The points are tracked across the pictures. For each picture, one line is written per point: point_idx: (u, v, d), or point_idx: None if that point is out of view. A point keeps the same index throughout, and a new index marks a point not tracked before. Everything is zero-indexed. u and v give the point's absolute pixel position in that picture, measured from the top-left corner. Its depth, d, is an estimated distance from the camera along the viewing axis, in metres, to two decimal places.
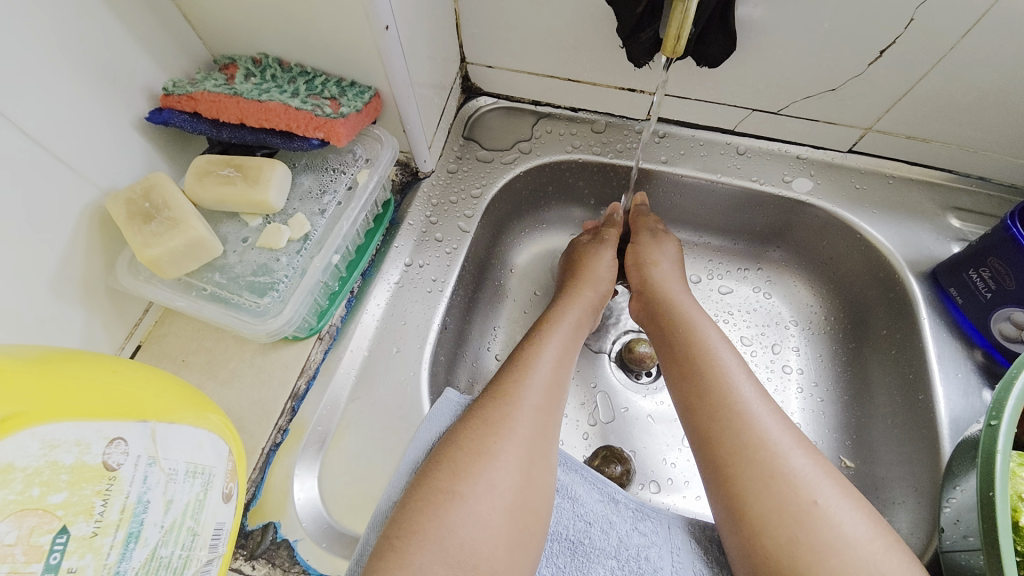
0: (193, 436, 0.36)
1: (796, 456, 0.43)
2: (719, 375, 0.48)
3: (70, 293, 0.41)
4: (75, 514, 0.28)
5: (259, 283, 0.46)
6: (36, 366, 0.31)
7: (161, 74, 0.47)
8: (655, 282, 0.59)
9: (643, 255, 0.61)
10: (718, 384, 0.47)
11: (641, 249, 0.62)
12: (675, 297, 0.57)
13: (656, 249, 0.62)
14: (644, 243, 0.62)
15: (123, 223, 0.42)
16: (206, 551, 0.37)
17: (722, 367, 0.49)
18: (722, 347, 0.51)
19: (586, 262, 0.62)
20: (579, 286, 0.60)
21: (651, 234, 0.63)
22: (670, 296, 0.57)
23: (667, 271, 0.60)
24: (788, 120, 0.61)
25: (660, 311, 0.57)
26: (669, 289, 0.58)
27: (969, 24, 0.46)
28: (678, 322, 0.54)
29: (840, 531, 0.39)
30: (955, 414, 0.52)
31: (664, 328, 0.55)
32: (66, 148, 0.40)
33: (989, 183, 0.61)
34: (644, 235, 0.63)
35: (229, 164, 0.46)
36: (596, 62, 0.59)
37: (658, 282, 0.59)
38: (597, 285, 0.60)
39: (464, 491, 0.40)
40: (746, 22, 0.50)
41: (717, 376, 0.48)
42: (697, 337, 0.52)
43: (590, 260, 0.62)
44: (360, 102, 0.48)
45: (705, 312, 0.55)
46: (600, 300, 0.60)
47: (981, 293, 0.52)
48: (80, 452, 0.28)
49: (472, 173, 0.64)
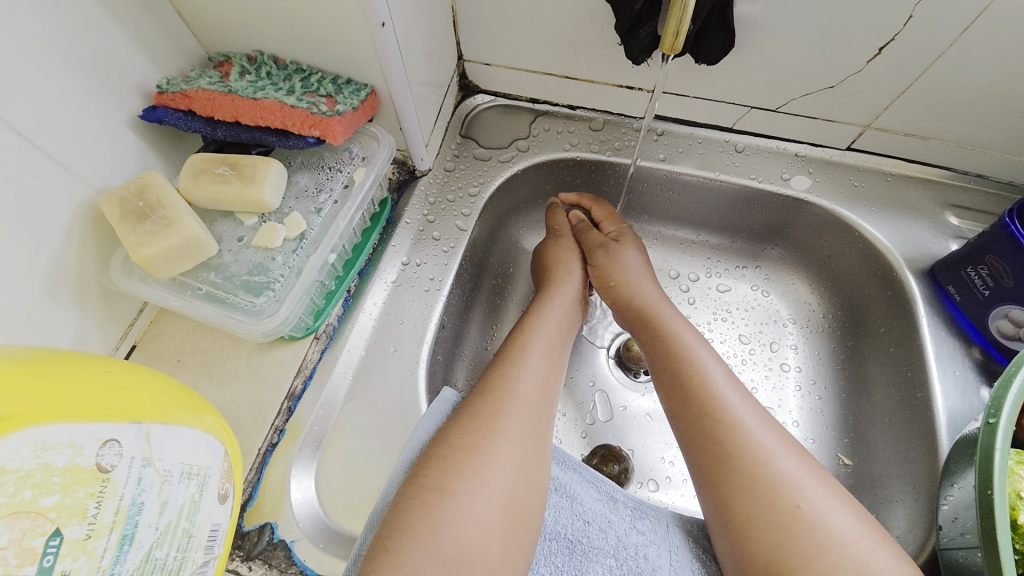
0: (189, 437, 0.36)
1: (783, 458, 0.43)
2: (702, 380, 0.48)
3: (64, 293, 0.41)
4: (69, 516, 0.27)
5: (255, 282, 0.45)
6: (29, 367, 0.30)
7: (155, 71, 0.46)
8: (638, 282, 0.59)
9: (606, 276, 0.60)
10: (701, 389, 0.47)
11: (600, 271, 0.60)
12: (655, 302, 0.56)
13: (617, 267, 0.60)
14: (602, 263, 0.60)
15: (117, 222, 0.41)
16: (201, 553, 0.36)
17: (707, 371, 0.49)
18: (707, 350, 0.51)
19: (560, 265, 0.61)
20: (563, 282, 0.60)
21: (605, 250, 0.61)
22: (652, 300, 0.57)
23: (635, 284, 0.58)
24: (786, 118, 0.61)
25: (643, 315, 0.56)
26: (650, 293, 0.57)
27: (968, 20, 0.45)
28: (660, 327, 0.54)
29: (827, 532, 0.39)
30: (952, 413, 0.52)
31: (647, 333, 0.55)
32: (58, 146, 0.39)
33: (987, 181, 0.61)
34: (598, 255, 0.61)
35: (223, 163, 0.46)
36: (594, 59, 0.58)
37: (633, 287, 0.58)
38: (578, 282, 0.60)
39: (456, 488, 0.40)
40: (744, 19, 0.50)
41: (700, 381, 0.48)
42: (679, 342, 0.52)
43: (563, 261, 0.61)
44: (357, 100, 0.48)
45: (685, 319, 0.55)
46: (579, 291, 0.60)
47: (979, 290, 0.52)
48: (72, 454, 0.28)
49: (469, 171, 0.64)
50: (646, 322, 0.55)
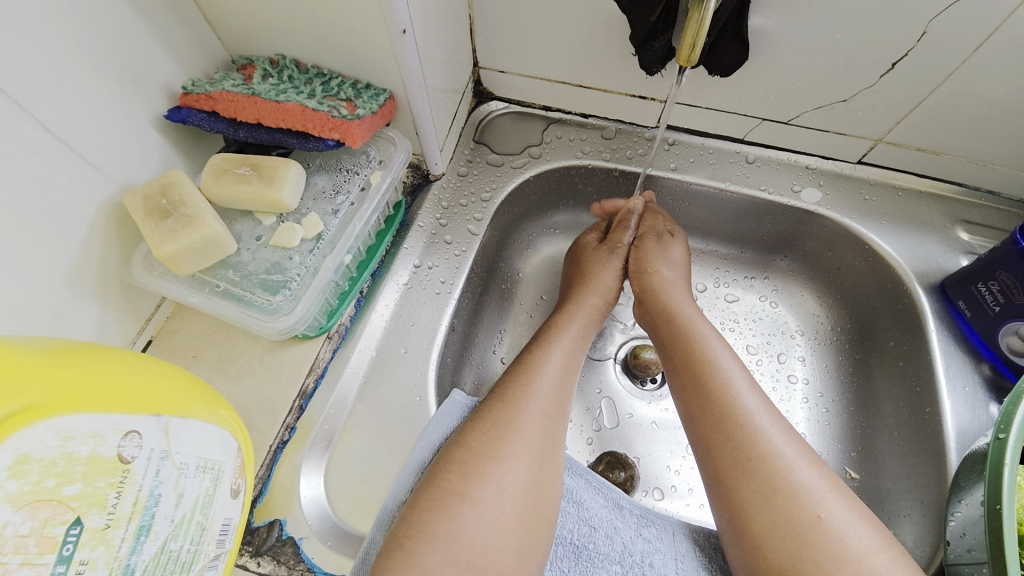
0: (204, 431, 0.37)
1: (802, 468, 0.43)
2: (721, 387, 0.48)
3: (86, 288, 0.42)
4: (89, 506, 0.28)
5: (272, 281, 0.46)
6: (53, 357, 0.31)
7: (180, 73, 0.47)
8: (655, 291, 0.59)
9: (645, 262, 0.60)
10: (721, 394, 0.47)
11: (644, 256, 0.61)
12: (677, 305, 0.57)
13: (662, 256, 0.60)
14: (649, 248, 0.61)
15: (140, 219, 0.42)
16: (213, 547, 0.37)
17: (726, 377, 0.48)
18: (728, 354, 0.51)
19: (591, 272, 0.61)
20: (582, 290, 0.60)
21: (657, 238, 0.61)
22: (674, 303, 0.57)
23: (671, 283, 0.59)
24: (798, 130, 0.61)
25: (663, 318, 0.56)
26: (671, 298, 0.57)
27: (982, 37, 0.46)
28: (678, 334, 0.54)
29: (845, 544, 0.39)
30: (962, 429, 0.52)
31: (665, 336, 0.55)
32: (86, 143, 0.40)
33: (998, 198, 0.61)
34: (650, 239, 0.61)
35: (245, 163, 0.47)
36: (608, 68, 0.59)
37: (665, 288, 0.58)
38: (603, 292, 0.60)
39: (474, 493, 0.41)
40: (759, 32, 0.50)
41: (718, 388, 0.48)
42: (699, 346, 0.52)
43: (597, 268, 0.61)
44: (375, 104, 0.49)
45: (709, 323, 0.55)
46: (608, 300, 0.60)
47: (989, 306, 0.53)
48: (95, 444, 0.29)
49: (482, 177, 0.65)
50: (667, 325, 0.55)
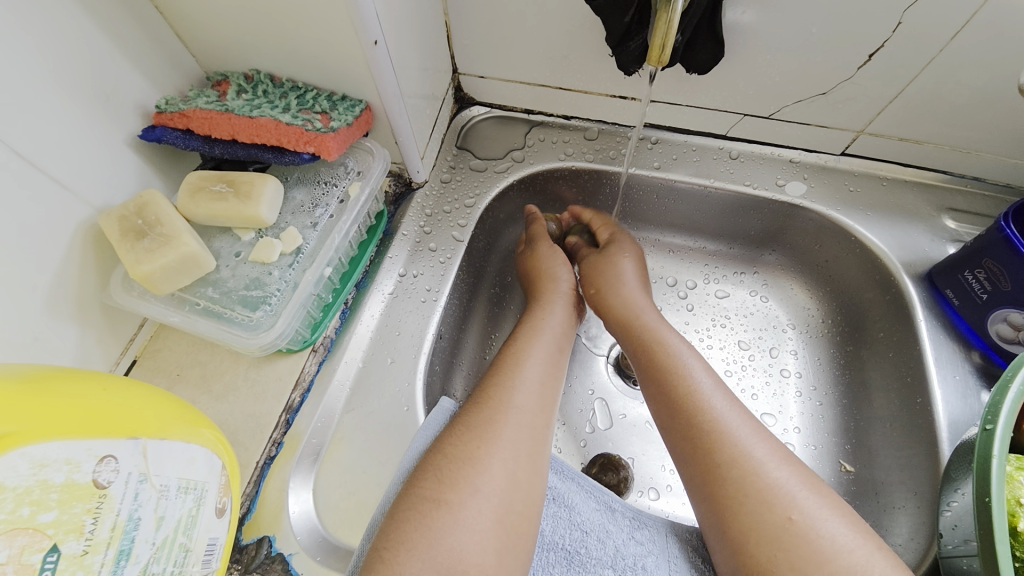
0: (185, 452, 0.36)
1: (775, 469, 0.42)
2: (690, 391, 0.48)
3: (65, 311, 0.42)
4: (66, 533, 0.28)
5: (251, 297, 0.46)
6: (27, 385, 0.31)
7: (154, 92, 0.47)
8: (619, 290, 0.58)
9: (595, 281, 0.60)
10: (689, 400, 0.47)
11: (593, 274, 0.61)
12: (644, 308, 0.56)
13: (610, 268, 0.60)
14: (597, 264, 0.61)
15: (116, 240, 0.42)
16: (198, 567, 0.37)
17: (694, 381, 0.48)
18: (696, 358, 0.51)
19: (544, 275, 0.60)
20: (548, 290, 0.59)
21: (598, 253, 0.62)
22: (641, 306, 0.56)
23: (620, 289, 0.58)
24: (780, 124, 0.61)
25: (629, 321, 0.56)
26: (635, 300, 0.57)
27: (957, 26, 0.46)
28: (647, 337, 0.53)
29: (820, 544, 0.38)
30: (954, 418, 0.52)
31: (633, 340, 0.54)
32: (59, 167, 0.40)
33: (984, 184, 0.61)
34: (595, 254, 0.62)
35: (221, 180, 0.47)
36: (587, 70, 0.59)
37: (621, 292, 0.58)
38: (557, 279, 0.60)
39: (450, 499, 0.40)
40: (736, 28, 0.50)
41: (688, 392, 0.47)
42: (666, 350, 0.51)
43: (546, 265, 0.61)
44: (351, 115, 0.49)
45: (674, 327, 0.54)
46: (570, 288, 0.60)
47: (977, 294, 0.52)
48: (69, 471, 0.29)
49: (465, 183, 0.65)
50: (633, 329, 0.55)
